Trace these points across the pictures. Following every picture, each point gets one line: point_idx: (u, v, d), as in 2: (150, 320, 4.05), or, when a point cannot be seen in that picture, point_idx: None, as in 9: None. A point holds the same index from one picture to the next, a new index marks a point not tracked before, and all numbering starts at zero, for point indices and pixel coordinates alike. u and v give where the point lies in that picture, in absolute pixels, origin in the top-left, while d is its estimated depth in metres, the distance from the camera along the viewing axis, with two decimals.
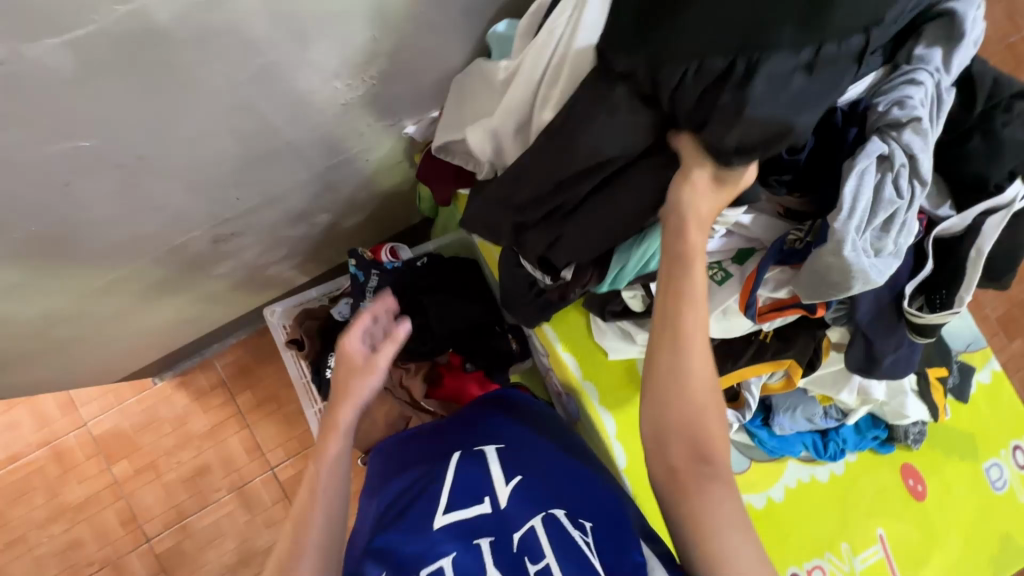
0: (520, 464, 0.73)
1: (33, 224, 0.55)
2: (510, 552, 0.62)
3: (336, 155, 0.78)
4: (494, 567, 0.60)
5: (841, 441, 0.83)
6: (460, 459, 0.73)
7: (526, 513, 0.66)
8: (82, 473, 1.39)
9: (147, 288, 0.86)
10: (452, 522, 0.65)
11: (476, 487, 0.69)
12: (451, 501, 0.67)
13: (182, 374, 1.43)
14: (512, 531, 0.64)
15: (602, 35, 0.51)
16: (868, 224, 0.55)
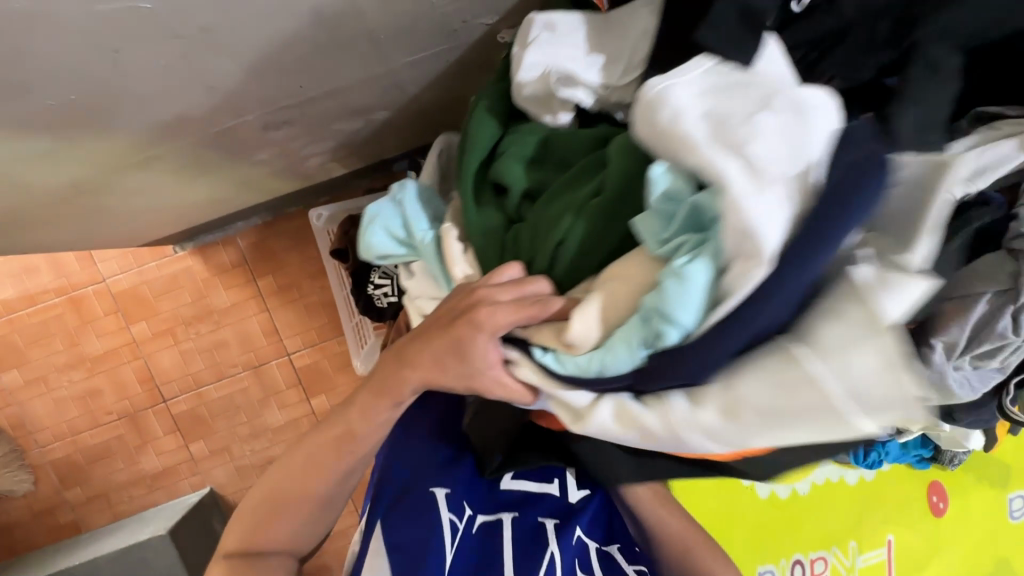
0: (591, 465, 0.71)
1: (69, 94, 0.45)
2: (569, 545, 0.68)
3: (416, 53, 0.65)
4: (554, 550, 0.67)
5: (883, 452, 0.81)
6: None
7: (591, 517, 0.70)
8: (101, 327, 1.39)
9: (184, 167, 0.77)
10: (519, 491, 0.69)
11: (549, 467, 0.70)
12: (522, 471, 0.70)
13: (204, 247, 1.38)
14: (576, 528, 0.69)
15: None
16: (964, 351, 0.50)
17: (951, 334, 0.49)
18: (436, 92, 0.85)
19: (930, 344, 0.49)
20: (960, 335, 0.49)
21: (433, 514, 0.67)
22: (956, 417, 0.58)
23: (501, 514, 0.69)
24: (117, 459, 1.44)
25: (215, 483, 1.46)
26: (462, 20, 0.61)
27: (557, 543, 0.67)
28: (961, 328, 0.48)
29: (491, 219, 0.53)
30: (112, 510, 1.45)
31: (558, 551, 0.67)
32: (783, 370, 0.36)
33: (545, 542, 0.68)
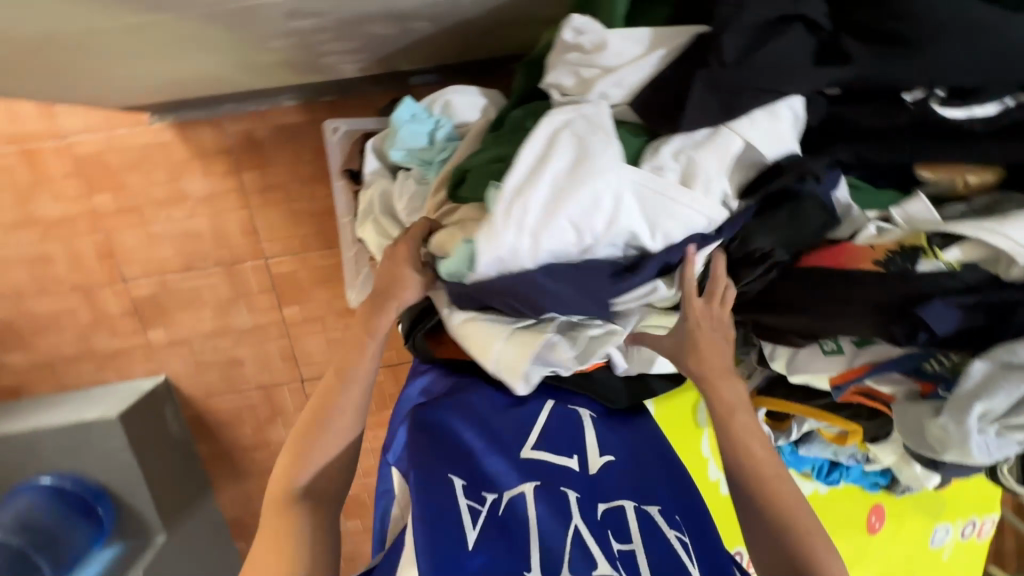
0: (611, 435, 0.69)
1: None
2: (595, 517, 0.59)
3: None
4: (581, 520, 0.58)
5: (845, 473, 0.85)
6: (553, 412, 0.69)
7: (615, 488, 0.63)
8: (59, 190, 1.26)
9: (186, 39, 0.66)
10: (538, 460, 0.64)
11: (568, 441, 0.67)
12: (540, 443, 0.66)
13: (185, 123, 1.24)
14: (601, 501, 0.61)
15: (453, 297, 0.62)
16: (999, 418, 0.48)
17: (992, 398, 0.48)
18: (489, 13, 0.75)
19: (968, 404, 0.48)
20: (998, 402, 0.48)
21: (451, 496, 0.59)
22: (940, 469, 0.60)
23: (525, 487, 0.61)
24: (67, 331, 1.36)
25: (171, 373, 1.42)
26: None
27: (582, 516, 0.58)
28: (1004, 395, 0.47)
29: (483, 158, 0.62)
30: (58, 381, 1.39)
31: (584, 522, 0.58)
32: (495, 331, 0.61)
33: (570, 514, 0.58)
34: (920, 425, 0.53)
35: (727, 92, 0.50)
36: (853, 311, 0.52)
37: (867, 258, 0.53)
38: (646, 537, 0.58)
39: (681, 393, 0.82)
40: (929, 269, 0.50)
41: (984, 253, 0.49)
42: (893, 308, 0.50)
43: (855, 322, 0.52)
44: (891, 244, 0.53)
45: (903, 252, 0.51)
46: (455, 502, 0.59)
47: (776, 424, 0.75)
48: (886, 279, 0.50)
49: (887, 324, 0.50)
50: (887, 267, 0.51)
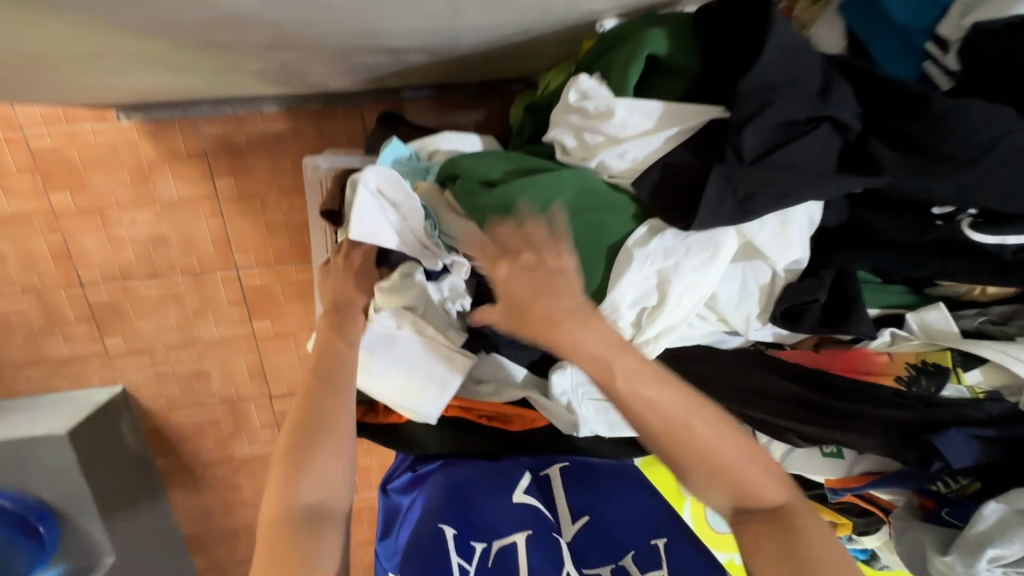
0: (585, 486, 0.75)
1: None
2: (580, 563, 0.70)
3: (494, 15, 0.51)
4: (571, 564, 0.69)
5: None
6: (529, 478, 0.75)
7: (592, 544, 0.72)
8: (12, 185, 1.16)
9: (151, 61, 0.59)
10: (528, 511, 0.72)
11: (551, 495, 0.74)
12: (520, 504, 0.73)
13: (156, 123, 1.16)
14: (581, 552, 0.71)
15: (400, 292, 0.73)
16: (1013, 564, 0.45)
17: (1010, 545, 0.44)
18: (491, 51, 0.70)
19: (977, 548, 0.45)
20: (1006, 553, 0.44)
21: (445, 555, 0.69)
22: None
23: (513, 542, 0.70)
24: (15, 334, 1.26)
25: (129, 382, 1.34)
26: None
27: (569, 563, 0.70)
28: (1018, 544, 0.43)
29: (484, 168, 0.62)
30: (4, 387, 1.30)
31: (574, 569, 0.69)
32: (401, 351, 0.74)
33: (558, 564, 0.69)
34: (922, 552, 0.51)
35: (742, 191, 0.49)
36: (868, 429, 0.50)
37: (887, 373, 0.51)
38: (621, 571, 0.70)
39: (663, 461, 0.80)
40: (952, 393, 0.49)
41: (1005, 381, 0.48)
42: (905, 431, 0.49)
43: (866, 440, 0.50)
44: (906, 361, 0.51)
45: (927, 373, 0.49)
46: (447, 565, 0.69)
47: None
48: (907, 401, 0.49)
49: (898, 448, 0.49)
50: (910, 386, 0.50)
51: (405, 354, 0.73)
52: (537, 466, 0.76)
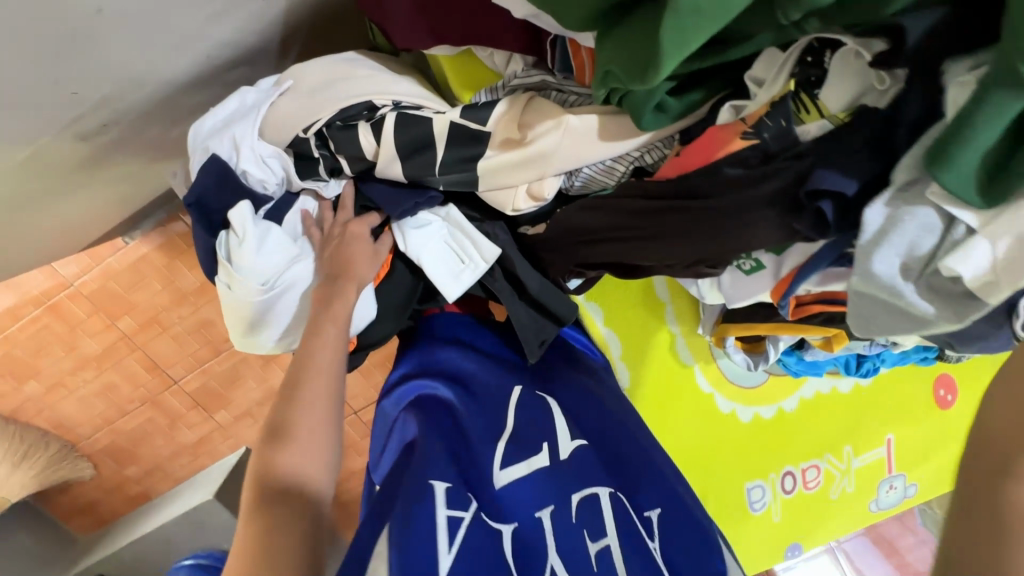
0: (586, 415, 0.63)
1: None
2: (569, 521, 0.54)
3: (205, 5, 0.49)
4: (554, 546, 0.52)
5: (878, 360, 0.72)
6: (520, 397, 0.63)
7: (590, 472, 0.57)
8: (89, 329, 1.39)
9: (30, 197, 0.66)
10: (514, 479, 0.55)
11: (536, 432, 0.59)
12: (507, 453, 0.57)
13: (153, 232, 1.32)
14: (576, 491, 0.55)
15: (236, 220, 0.58)
16: None
17: (990, 279, 0.33)
18: (291, 33, 0.69)
19: None
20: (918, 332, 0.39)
21: (431, 505, 0.50)
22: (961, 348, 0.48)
23: (501, 525, 0.52)
24: (156, 437, 1.54)
25: (249, 442, 1.58)
26: None
27: (557, 548, 0.51)
28: None
29: None
30: (170, 478, 1.60)
31: (558, 557, 0.51)
32: (284, 291, 0.63)
33: (543, 551, 0.51)
34: (878, 315, 0.39)
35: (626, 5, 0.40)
36: (757, 223, 0.41)
37: (734, 133, 0.42)
38: (622, 530, 0.53)
39: (649, 336, 0.74)
40: (816, 131, 0.39)
41: (856, 89, 0.38)
42: (787, 199, 0.40)
43: (756, 233, 0.42)
44: (745, 120, 0.42)
45: (770, 110, 0.40)
46: (433, 509, 0.49)
47: (753, 348, 0.64)
48: (775, 159, 0.40)
49: (790, 224, 0.40)
50: (759, 134, 0.41)
51: (285, 290, 0.62)
52: (530, 386, 0.65)
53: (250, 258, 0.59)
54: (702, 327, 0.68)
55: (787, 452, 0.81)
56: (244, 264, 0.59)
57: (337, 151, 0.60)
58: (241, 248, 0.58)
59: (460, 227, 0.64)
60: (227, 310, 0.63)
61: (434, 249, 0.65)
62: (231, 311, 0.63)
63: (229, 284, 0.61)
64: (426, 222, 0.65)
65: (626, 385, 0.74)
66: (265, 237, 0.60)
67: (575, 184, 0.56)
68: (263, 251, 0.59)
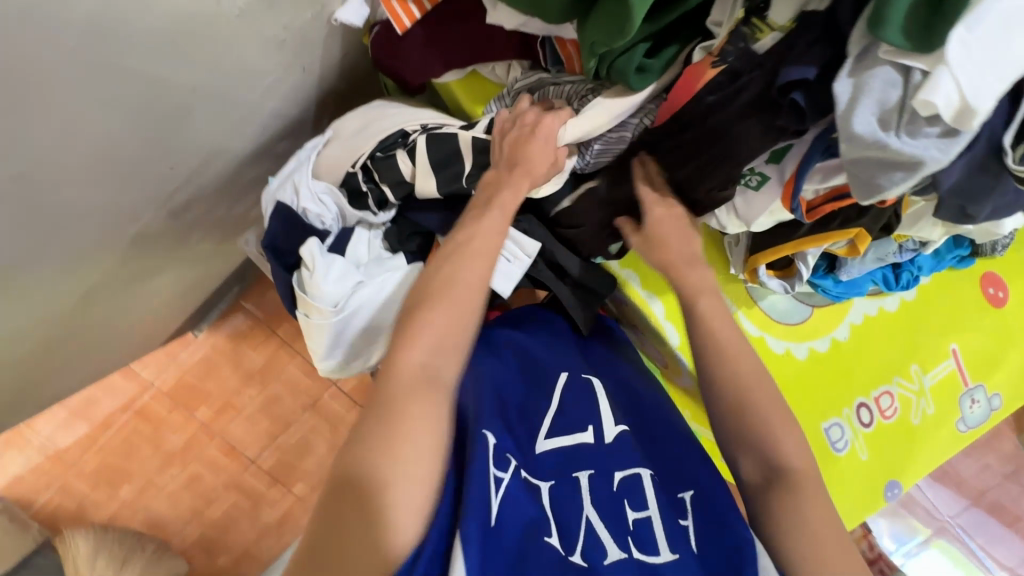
0: (626, 411, 0.68)
1: None
2: (609, 489, 0.59)
3: (264, 77, 0.61)
4: (591, 505, 0.57)
5: (915, 269, 0.75)
6: (569, 382, 0.67)
7: (630, 452, 0.63)
8: (172, 425, 1.49)
9: (132, 281, 0.78)
10: (556, 448, 0.61)
11: (582, 413, 0.65)
12: (553, 426, 0.63)
13: (217, 322, 1.45)
14: (616, 471, 0.60)
15: (304, 253, 0.67)
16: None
17: (961, 108, 0.39)
18: (323, 104, 0.82)
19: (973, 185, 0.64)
20: (914, 184, 0.43)
21: (484, 461, 0.55)
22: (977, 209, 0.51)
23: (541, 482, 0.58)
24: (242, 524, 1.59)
25: None
26: (287, 28, 0.57)
27: (593, 503, 0.57)
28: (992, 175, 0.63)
29: None
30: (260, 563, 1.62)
31: (594, 512, 0.56)
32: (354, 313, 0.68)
33: (580, 505, 0.57)
34: (870, 172, 0.43)
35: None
36: (742, 133, 0.50)
37: (705, 66, 0.51)
38: (658, 501, 0.59)
39: None
40: (770, 42, 0.48)
41: (798, 2, 0.47)
42: (760, 103, 0.48)
43: (745, 141, 0.50)
44: (712, 52, 0.51)
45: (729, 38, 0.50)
46: (485, 467, 0.54)
47: (785, 272, 0.69)
48: (743, 74, 0.49)
49: (774, 122, 0.48)
50: (726, 56, 0.50)
51: (355, 312, 0.69)
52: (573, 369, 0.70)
53: (320, 286, 0.67)
54: (733, 265, 0.72)
55: (852, 383, 0.81)
56: (317, 290, 0.67)
57: (381, 181, 0.69)
58: (312, 277, 0.67)
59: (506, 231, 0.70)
60: (312, 338, 0.71)
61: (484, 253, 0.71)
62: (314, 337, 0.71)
63: (309, 313, 0.69)
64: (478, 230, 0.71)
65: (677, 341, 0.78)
66: (331, 265, 0.68)
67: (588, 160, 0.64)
68: (331, 276, 0.67)
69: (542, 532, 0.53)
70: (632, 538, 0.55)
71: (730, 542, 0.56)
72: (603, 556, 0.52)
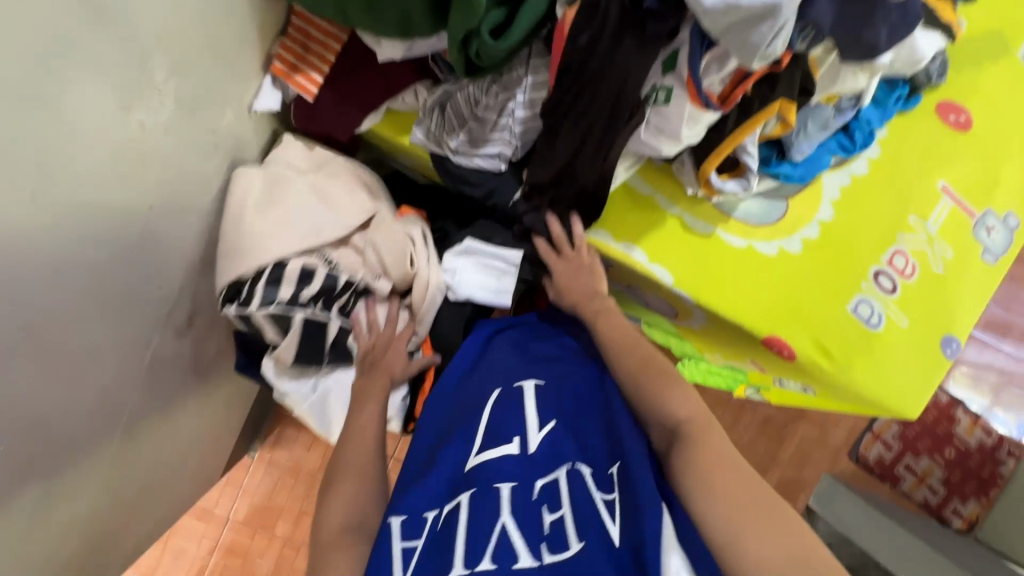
0: (561, 400, 0.64)
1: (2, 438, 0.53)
2: (530, 498, 0.54)
3: (210, 182, 0.67)
4: (510, 516, 0.52)
5: (865, 124, 0.76)
6: (498, 399, 0.65)
7: (560, 453, 0.58)
8: None
9: (171, 413, 0.82)
10: (483, 462, 0.58)
11: (509, 424, 0.61)
12: (483, 443, 0.60)
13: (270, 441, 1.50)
14: (538, 479, 0.55)
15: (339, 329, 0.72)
16: None
17: None
18: None
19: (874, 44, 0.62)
20: (790, 28, 0.45)
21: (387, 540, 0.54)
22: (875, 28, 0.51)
23: (459, 499, 0.56)
24: None
25: None
26: (214, 131, 0.64)
27: (510, 510, 0.53)
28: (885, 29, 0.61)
29: None
30: None
31: (509, 519, 0.52)
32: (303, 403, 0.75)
33: (496, 512, 0.52)
34: (743, 34, 0.46)
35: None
36: (622, 55, 0.54)
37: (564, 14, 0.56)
38: (576, 505, 0.53)
39: (662, 229, 0.78)
40: None
41: None
42: (628, 21, 0.53)
43: (629, 61, 0.54)
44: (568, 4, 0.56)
45: None
46: (388, 545, 0.53)
47: (738, 172, 0.69)
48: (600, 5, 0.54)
49: (644, 34, 0.53)
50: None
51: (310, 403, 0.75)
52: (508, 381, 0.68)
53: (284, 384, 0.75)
54: (689, 186, 0.73)
55: (858, 257, 0.79)
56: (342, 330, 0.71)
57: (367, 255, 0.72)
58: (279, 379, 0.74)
59: (482, 249, 0.74)
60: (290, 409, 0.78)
61: (473, 281, 0.75)
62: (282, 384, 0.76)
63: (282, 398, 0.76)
64: (459, 261, 0.75)
65: (671, 279, 0.76)
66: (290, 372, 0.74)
67: (515, 141, 0.69)
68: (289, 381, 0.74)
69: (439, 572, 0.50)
70: (544, 543, 0.50)
71: (649, 529, 0.49)
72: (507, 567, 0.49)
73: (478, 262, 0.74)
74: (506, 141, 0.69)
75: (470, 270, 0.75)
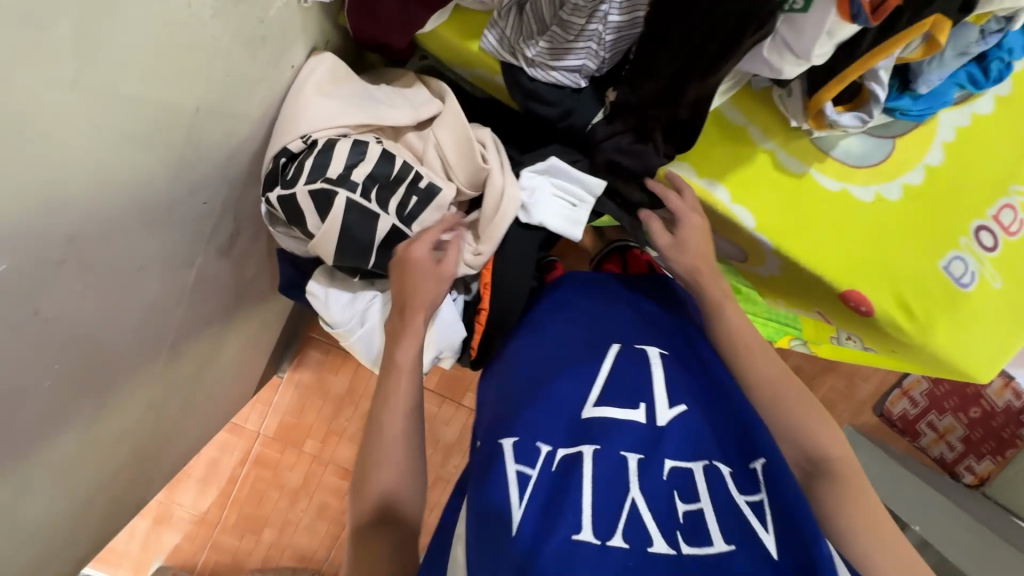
0: (684, 374, 0.60)
1: (55, 357, 0.50)
2: (660, 478, 0.49)
3: (256, 83, 0.59)
4: (642, 490, 0.47)
5: (1006, 55, 0.65)
6: (619, 353, 0.62)
7: (692, 442, 0.53)
8: None
9: (212, 331, 0.80)
10: (603, 415, 0.54)
11: (636, 387, 0.57)
12: (604, 397, 0.56)
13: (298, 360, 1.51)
14: (670, 457, 0.51)
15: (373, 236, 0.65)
16: None
17: None
18: None
19: None
20: None
21: (499, 464, 0.52)
22: None
23: (580, 449, 0.51)
24: None
25: None
26: (261, 21, 0.55)
27: (641, 485, 0.48)
28: None
29: None
30: None
31: (640, 494, 0.47)
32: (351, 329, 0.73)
33: (626, 481, 0.48)
34: None
35: None
36: None
37: None
38: (716, 496, 0.48)
39: (750, 165, 0.70)
40: None
41: None
42: None
43: None
44: None
45: None
46: (503, 468, 0.51)
47: (858, 102, 0.60)
48: None
49: None
50: None
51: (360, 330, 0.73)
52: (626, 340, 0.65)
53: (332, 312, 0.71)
54: (793, 116, 0.64)
55: (962, 208, 0.72)
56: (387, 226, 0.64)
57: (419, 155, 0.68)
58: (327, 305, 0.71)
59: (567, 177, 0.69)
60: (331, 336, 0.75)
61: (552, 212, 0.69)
62: (331, 307, 0.71)
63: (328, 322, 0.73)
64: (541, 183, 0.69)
65: (754, 223, 0.70)
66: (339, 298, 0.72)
67: (602, 54, 0.60)
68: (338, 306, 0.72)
69: (565, 529, 0.44)
70: (680, 532, 0.45)
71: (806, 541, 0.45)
72: (641, 548, 0.44)
73: (559, 190, 0.69)
74: (592, 54, 0.60)
75: (548, 199, 0.69)
